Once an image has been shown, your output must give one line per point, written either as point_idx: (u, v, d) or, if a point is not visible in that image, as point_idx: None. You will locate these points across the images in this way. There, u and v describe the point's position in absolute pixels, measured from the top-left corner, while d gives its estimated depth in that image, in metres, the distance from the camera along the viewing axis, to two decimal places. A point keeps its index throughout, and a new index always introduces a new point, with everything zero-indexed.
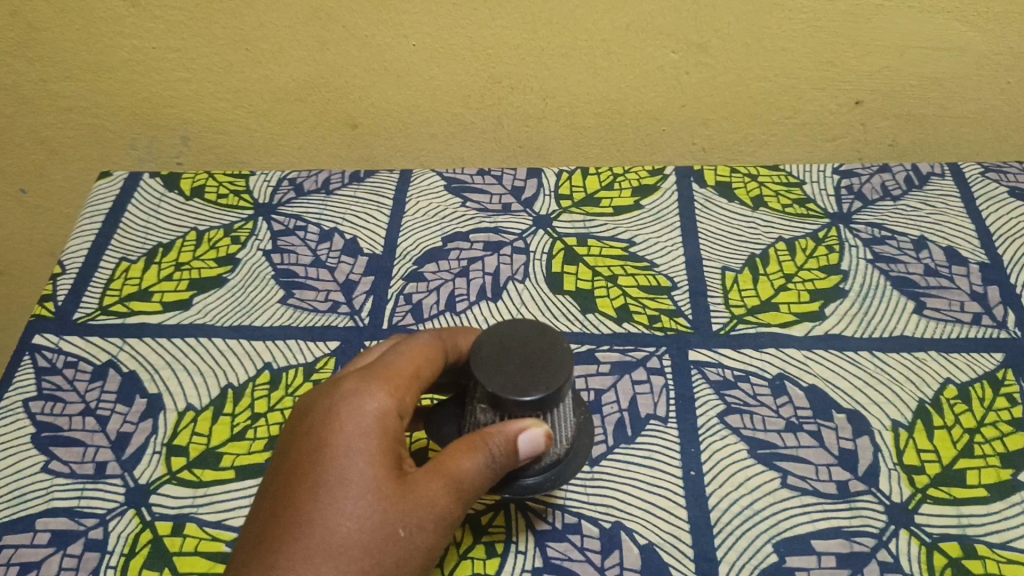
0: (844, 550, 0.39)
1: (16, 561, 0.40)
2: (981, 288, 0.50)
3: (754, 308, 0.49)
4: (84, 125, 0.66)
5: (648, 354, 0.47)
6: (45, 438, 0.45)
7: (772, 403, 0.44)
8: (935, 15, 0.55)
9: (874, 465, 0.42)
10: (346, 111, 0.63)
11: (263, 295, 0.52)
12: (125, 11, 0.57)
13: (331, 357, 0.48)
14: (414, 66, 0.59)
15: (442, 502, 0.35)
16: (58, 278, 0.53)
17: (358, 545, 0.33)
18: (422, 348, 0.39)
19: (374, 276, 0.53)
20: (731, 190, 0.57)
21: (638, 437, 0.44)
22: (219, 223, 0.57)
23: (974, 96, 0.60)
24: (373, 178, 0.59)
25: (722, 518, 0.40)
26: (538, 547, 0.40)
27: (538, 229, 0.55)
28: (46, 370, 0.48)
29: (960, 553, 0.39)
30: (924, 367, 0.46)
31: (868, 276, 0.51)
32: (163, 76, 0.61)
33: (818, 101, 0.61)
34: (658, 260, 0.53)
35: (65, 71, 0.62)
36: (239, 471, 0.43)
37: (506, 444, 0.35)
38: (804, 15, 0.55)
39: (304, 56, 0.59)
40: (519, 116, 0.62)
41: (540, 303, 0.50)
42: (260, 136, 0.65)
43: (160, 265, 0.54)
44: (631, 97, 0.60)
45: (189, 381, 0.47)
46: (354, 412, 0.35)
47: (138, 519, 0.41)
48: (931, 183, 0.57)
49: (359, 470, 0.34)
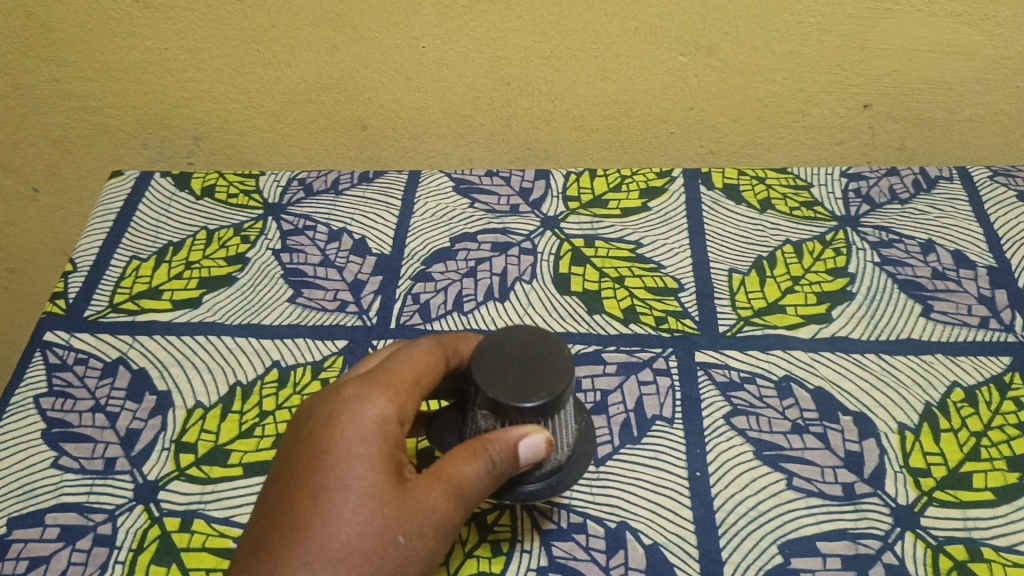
0: (850, 552, 0.39)
1: (26, 556, 0.40)
2: (989, 292, 0.50)
3: (760, 310, 0.49)
4: (96, 126, 0.67)
5: (654, 355, 0.47)
6: (56, 434, 0.45)
7: (778, 404, 0.45)
8: (945, 19, 0.55)
9: (880, 467, 0.42)
10: (355, 111, 0.63)
11: (272, 294, 0.52)
12: (138, 12, 0.58)
13: (339, 355, 0.48)
14: (424, 68, 0.60)
15: (442, 508, 0.35)
16: (70, 276, 0.54)
17: (358, 551, 0.33)
18: (424, 354, 0.39)
19: (381, 275, 0.53)
20: (739, 193, 0.57)
21: (644, 437, 0.44)
22: (229, 223, 0.57)
23: (984, 100, 0.60)
24: (382, 179, 0.60)
25: (728, 519, 0.40)
26: (543, 547, 0.40)
27: (545, 229, 0.55)
28: (58, 366, 0.48)
29: (966, 556, 0.39)
30: (931, 370, 0.46)
31: (875, 279, 0.51)
32: (175, 77, 0.62)
33: (827, 104, 0.61)
34: (665, 261, 0.53)
35: (78, 71, 0.63)
36: (246, 468, 0.43)
37: (505, 451, 0.35)
38: (813, 19, 0.55)
39: (315, 58, 0.59)
40: (527, 117, 0.62)
41: (548, 304, 0.50)
42: (270, 137, 0.66)
43: (171, 264, 0.55)
44: (640, 100, 0.61)
45: (198, 378, 0.47)
46: (355, 419, 0.36)
47: (147, 515, 0.42)
48: (940, 187, 0.57)
49: (359, 476, 0.34)
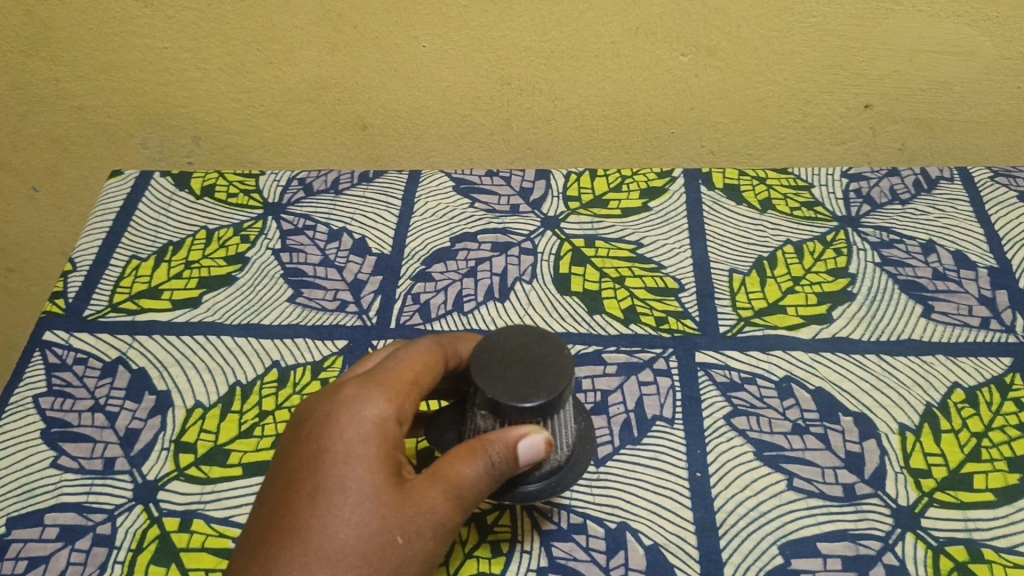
0: (850, 552, 0.39)
1: (24, 556, 0.40)
2: (990, 293, 0.50)
3: (760, 310, 0.49)
4: (96, 125, 0.67)
5: (655, 355, 0.47)
6: (55, 434, 0.45)
7: (778, 405, 0.44)
8: (947, 19, 0.55)
9: (881, 468, 0.42)
10: (355, 111, 0.63)
11: (272, 294, 0.52)
12: (138, 11, 0.58)
13: (339, 356, 0.48)
14: (424, 67, 0.59)
15: (441, 509, 0.35)
16: (69, 275, 0.54)
17: (357, 552, 0.33)
18: (423, 354, 0.39)
19: (382, 275, 0.53)
20: (739, 193, 0.57)
21: (644, 437, 0.44)
22: (229, 223, 0.57)
23: (985, 101, 0.60)
24: (382, 179, 0.60)
25: (729, 519, 0.40)
26: (543, 547, 0.40)
27: (546, 229, 0.55)
28: (57, 366, 0.48)
29: (967, 557, 0.39)
30: (931, 371, 0.46)
31: (876, 279, 0.51)
32: (175, 76, 0.62)
33: (828, 104, 0.61)
34: (666, 261, 0.53)
35: (78, 70, 0.63)
36: (246, 468, 0.43)
37: (505, 451, 0.35)
38: (814, 19, 0.55)
39: (315, 57, 0.59)
40: (527, 117, 0.62)
41: (548, 305, 0.50)
42: (270, 136, 0.66)
43: (170, 263, 0.55)
44: (641, 100, 0.61)
45: (198, 378, 0.47)
46: (354, 419, 0.35)
47: (146, 515, 0.42)
48: (941, 188, 0.57)
49: (358, 477, 0.34)
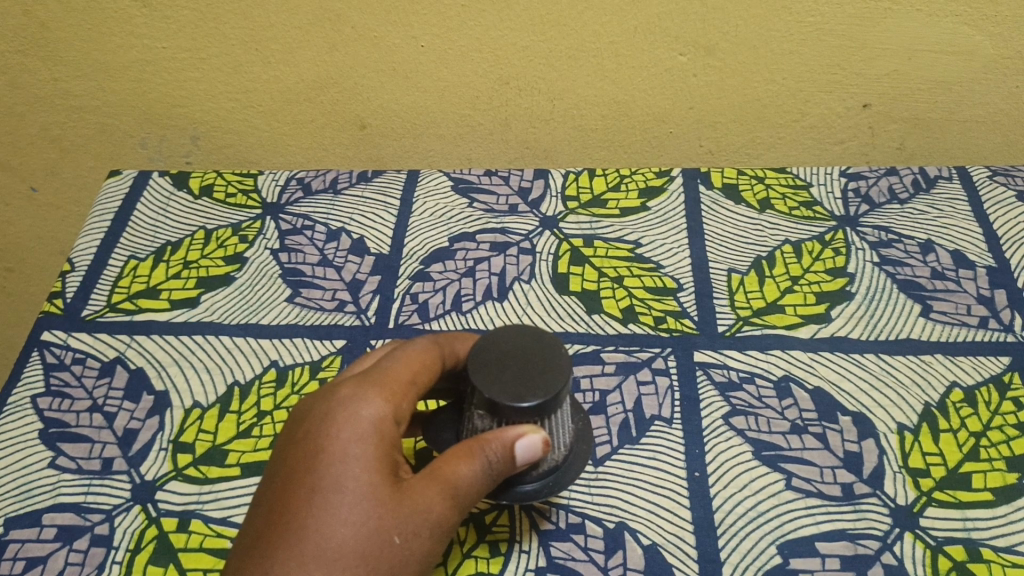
0: (849, 552, 0.39)
1: (22, 556, 0.40)
2: (988, 292, 0.50)
3: (759, 310, 0.49)
4: (94, 125, 0.67)
5: (653, 355, 0.47)
6: (53, 434, 0.45)
7: (777, 404, 0.44)
8: (945, 19, 0.55)
9: (879, 467, 0.42)
10: (354, 111, 0.63)
11: (271, 294, 0.52)
12: (137, 11, 0.57)
13: (337, 356, 0.48)
14: (422, 67, 0.59)
15: (438, 508, 0.35)
16: (68, 275, 0.54)
17: (354, 551, 0.33)
18: (420, 354, 0.39)
19: (380, 275, 0.53)
20: (738, 192, 0.57)
21: (643, 437, 0.44)
22: (228, 222, 0.57)
23: (983, 100, 0.60)
24: (381, 179, 0.60)
25: (727, 519, 0.40)
26: (542, 547, 0.40)
27: (544, 229, 0.55)
28: (55, 366, 0.48)
29: (965, 556, 0.39)
30: (930, 371, 0.46)
31: (874, 279, 0.51)
32: (174, 76, 0.62)
33: (826, 104, 0.61)
34: (664, 260, 0.53)
35: (77, 70, 0.63)
36: (244, 468, 0.43)
37: (502, 451, 0.35)
38: (813, 18, 0.55)
39: (313, 57, 0.59)
40: (526, 117, 0.62)
41: (546, 304, 0.50)
42: (269, 136, 0.65)
43: (169, 263, 0.54)
44: (639, 99, 0.61)
45: (196, 378, 0.47)
46: (350, 419, 0.35)
47: (144, 515, 0.42)
48: (939, 187, 0.57)
49: (355, 476, 0.34)
